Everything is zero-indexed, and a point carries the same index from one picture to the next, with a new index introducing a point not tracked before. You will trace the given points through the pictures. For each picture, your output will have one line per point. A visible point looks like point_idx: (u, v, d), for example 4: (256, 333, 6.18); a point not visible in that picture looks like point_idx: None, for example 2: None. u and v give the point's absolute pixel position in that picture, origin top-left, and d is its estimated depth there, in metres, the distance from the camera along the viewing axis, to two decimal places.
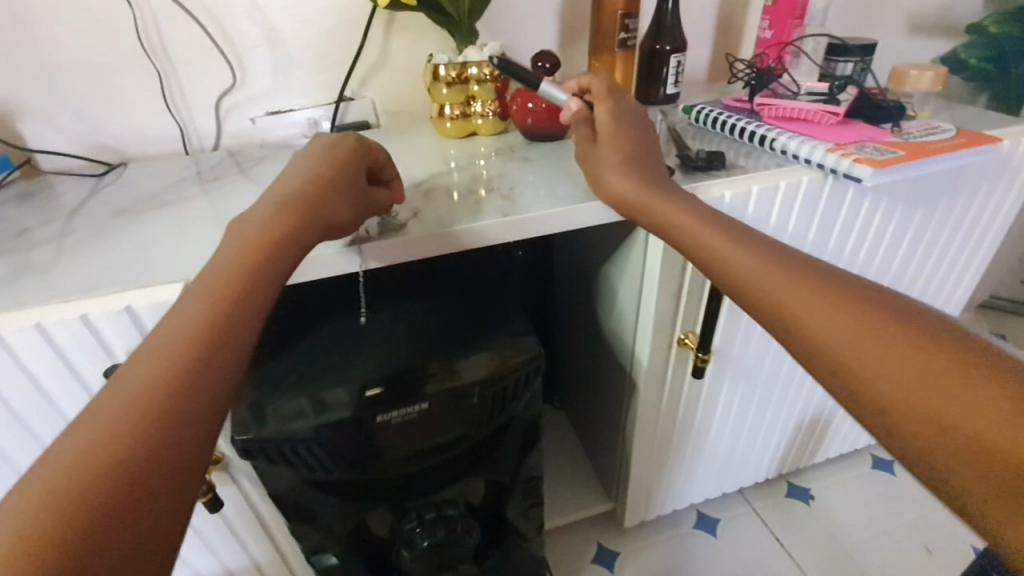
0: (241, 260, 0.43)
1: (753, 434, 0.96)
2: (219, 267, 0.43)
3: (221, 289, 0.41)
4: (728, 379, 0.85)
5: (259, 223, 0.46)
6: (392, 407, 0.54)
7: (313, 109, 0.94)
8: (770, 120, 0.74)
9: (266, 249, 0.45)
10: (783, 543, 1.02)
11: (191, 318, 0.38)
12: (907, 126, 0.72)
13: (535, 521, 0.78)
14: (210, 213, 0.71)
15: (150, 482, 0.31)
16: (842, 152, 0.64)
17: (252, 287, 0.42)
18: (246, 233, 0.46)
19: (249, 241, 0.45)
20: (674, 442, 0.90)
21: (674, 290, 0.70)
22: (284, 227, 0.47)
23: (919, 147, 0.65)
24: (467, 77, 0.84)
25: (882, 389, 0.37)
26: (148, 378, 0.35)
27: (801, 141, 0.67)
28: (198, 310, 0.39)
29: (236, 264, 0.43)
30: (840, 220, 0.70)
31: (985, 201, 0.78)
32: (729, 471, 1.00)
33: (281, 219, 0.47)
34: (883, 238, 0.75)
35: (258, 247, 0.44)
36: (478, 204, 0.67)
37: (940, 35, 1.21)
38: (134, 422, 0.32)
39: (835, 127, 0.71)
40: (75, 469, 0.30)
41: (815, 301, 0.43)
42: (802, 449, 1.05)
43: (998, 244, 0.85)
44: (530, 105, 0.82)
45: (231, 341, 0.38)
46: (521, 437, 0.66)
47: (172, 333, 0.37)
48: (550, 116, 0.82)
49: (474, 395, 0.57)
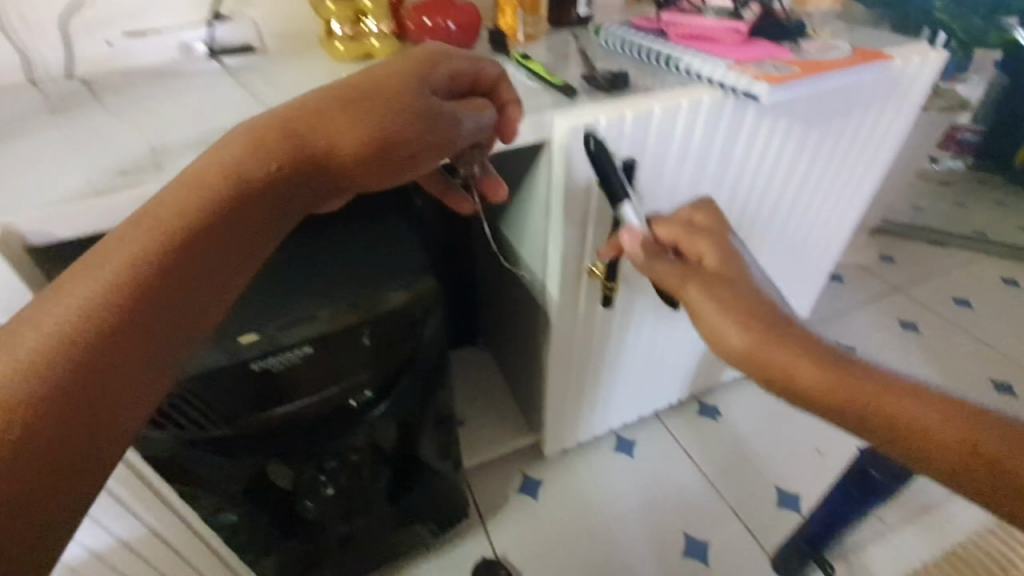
0: (196, 201, 0.31)
1: (666, 358, 1.00)
2: (159, 199, 0.31)
3: (162, 232, 0.30)
4: (639, 308, 0.86)
5: (244, 139, 0.34)
6: (269, 353, 0.49)
7: (183, 30, 0.78)
8: (675, 39, 0.71)
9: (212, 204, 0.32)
10: (693, 456, 1.09)
11: (90, 285, 0.28)
12: (806, 44, 0.71)
13: (451, 456, 0.79)
14: (46, 144, 0.59)
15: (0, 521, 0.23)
16: (742, 70, 0.63)
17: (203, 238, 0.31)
18: (213, 161, 0.33)
19: (227, 169, 0.33)
20: (590, 372, 0.92)
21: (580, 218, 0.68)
22: (278, 169, 0.34)
23: (815, 64, 0.65)
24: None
25: (861, 410, 0.40)
26: (5, 369, 0.25)
27: (703, 59, 0.65)
28: (105, 274, 0.28)
29: (193, 204, 0.31)
30: (734, 145, 0.71)
31: (874, 123, 0.81)
32: (645, 394, 1.05)
33: (249, 156, 0.33)
34: (776, 163, 0.76)
35: (220, 188, 0.32)
36: None
37: None
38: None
39: (738, 45, 0.69)
40: None
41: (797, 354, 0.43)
42: (711, 370, 1.11)
43: (885, 167, 0.89)
44: (427, 21, 0.74)
45: (172, 305, 0.29)
46: (425, 373, 0.64)
47: (85, 289, 0.27)
48: (451, 35, 0.75)
49: (364, 334, 0.54)
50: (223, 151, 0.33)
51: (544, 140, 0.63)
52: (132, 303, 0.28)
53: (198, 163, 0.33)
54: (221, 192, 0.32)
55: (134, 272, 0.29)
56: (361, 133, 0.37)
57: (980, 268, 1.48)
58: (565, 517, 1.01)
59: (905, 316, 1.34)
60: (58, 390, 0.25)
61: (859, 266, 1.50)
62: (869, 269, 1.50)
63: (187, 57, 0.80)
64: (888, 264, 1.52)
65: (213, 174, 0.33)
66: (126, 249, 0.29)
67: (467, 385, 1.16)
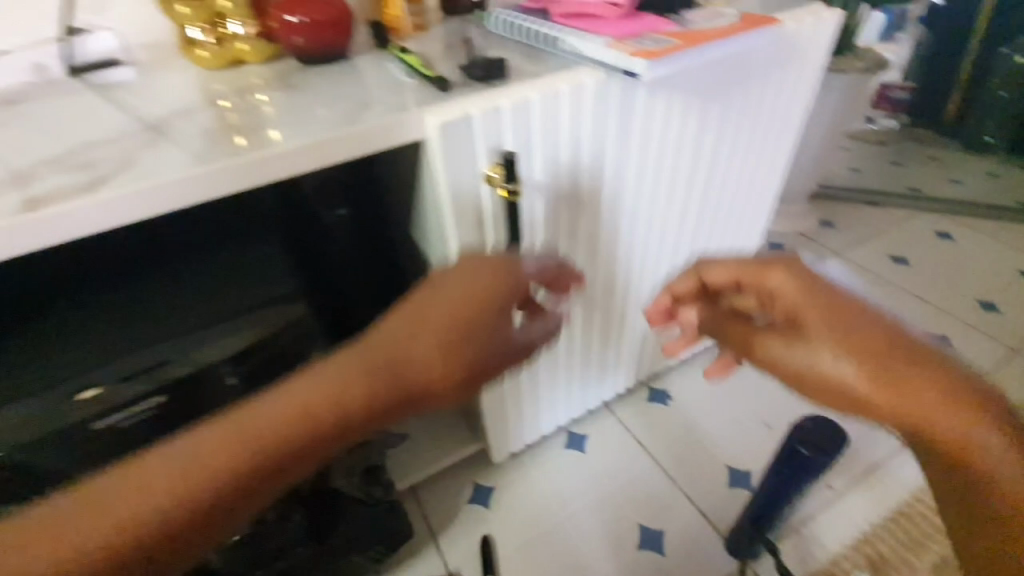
0: (302, 398, 0.29)
1: (604, 351, 0.98)
2: (271, 411, 0.29)
3: (245, 461, 0.27)
4: (563, 303, 0.82)
5: (381, 362, 0.33)
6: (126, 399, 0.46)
7: (35, 51, 0.76)
8: (558, 20, 0.66)
9: (306, 425, 0.29)
10: (646, 446, 1.06)
11: (269, 400, 0.29)
12: (693, 14, 0.67)
13: (375, 477, 0.75)
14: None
15: None
16: (621, 46, 0.58)
17: (297, 461, 0.29)
18: (367, 356, 0.32)
19: (337, 391, 0.30)
20: (522, 373, 0.88)
21: (474, 217, 0.63)
22: (317, 449, 0.29)
23: (696, 34, 0.61)
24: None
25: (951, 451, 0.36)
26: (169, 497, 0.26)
27: (582, 39, 0.61)
28: (255, 438, 0.28)
29: (288, 427, 0.28)
30: (631, 103, 0.65)
31: (783, 67, 0.76)
32: (590, 387, 1.03)
33: (407, 366, 0.33)
34: (676, 120, 0.71)
35: (345, 391, 0.30)
36: (218, 141, 0.54)
37: None
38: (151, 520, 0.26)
39: (621, 20, 0.65)
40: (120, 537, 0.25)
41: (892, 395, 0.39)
42: (657, 355, 1.09)
43: (801, 112, 0.85)
44: (287, 18, 0.66)
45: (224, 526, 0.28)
46: None
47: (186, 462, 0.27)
48: (311, 31, 0.67)
49: (227, 375, 0.49)
50: (349, 367, 0.31)
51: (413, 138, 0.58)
52: (238, 489, 0.27)
53: (349, 366, 0.32)
54: (338, 395, 0.30)
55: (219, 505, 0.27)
56: (466, 307, 0.37)
57: (916, 224, 1.50)
58: (517, 525, 0.97)
59: (845, 280, 1.34)
60: (196, 514, 0.27)
61: (800, 234, 1.50)
62: (809, 237, 1.49)
63: (42, 78, 0.77)
64: (828, 229, 1.50)
65: (329, 382, 0.30)
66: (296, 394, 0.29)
67: None
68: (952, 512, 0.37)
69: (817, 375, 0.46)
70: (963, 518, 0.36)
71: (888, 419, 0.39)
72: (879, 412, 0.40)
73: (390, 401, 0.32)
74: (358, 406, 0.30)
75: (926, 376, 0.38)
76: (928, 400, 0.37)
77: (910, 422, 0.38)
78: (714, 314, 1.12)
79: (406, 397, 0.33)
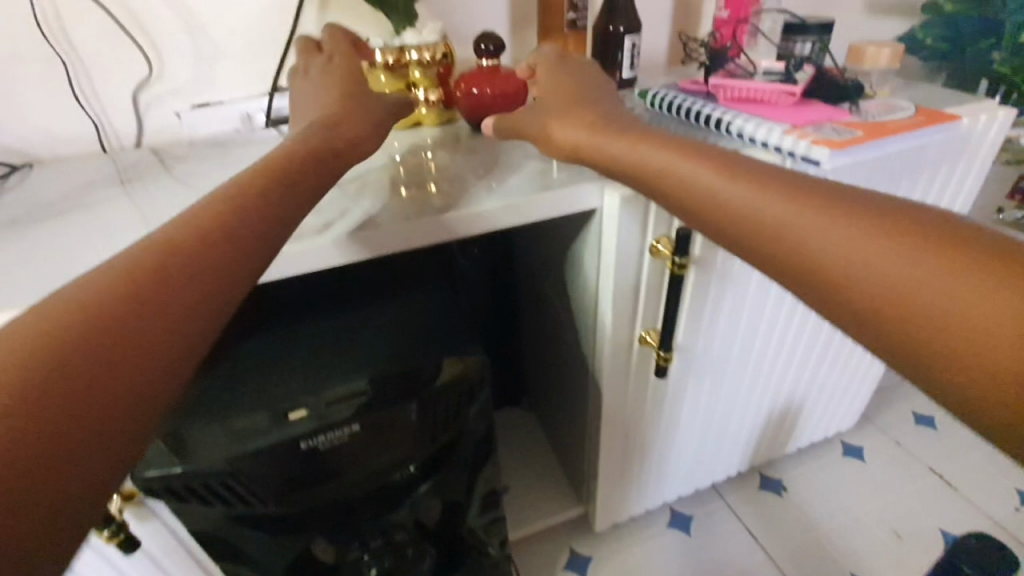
0: (200, 219, 0.37)
1: (722, 430, 0.94)
2: (178, 224, 0.36)
3: (162, 255, 0.34)
4: (694, 376, 0.81)
5: (252, 188, 0.41)
6: (322, 427, 0.48)
7: (246, 102, 0.89)
8: (726, 103, 0.69)
9: (218, 231, 0.37)
10: (757, 536, 0.99)
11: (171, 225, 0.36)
12: (866, 106, 0.68)
13: (498, 533, 0.73)
14: (139, 215, 0.65)
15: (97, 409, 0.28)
16: (800, 133, 0.60)
17: (178, 318, 0.32)
18: (231, 194, 0.40)
19: (215, 212, 0.38)
20: (642, 443, 0.86)
21: (632, 284, 0.65)
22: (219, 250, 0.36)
23: (877, 126, 0.62)
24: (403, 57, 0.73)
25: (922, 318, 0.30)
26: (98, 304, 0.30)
27: (758, 123, 0.63)
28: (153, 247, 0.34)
29: (149, 284, 0.32)
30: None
31: (949, 162, 0.76)
32: (701, 467, 0.99)
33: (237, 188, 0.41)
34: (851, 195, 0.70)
35: (225, 217, 0.38)
36: (418, 197, 0.59)
37: (895, 15, 1.29)
38: (120, 320, 0.30)
39: (793, 107, 0.67)
40: (60, 330, 0.29)
41: (875, 247, 0.33)
42: (773, 441, 1.03)
43: (960, 211, 0.83)
44: (474, 91, 0.73)
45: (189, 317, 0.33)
46: (474, 448, 0.61)
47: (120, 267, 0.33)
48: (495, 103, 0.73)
49: (411, 413, 0.51)
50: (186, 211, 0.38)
51: (587, 208, 0.60)
52: (170, 271, 0.34)
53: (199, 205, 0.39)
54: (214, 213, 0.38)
55: (112, 367, 0.29)
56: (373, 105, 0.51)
57: None
58: None
59: None
60: (132, 291, 0.32)
61: None
62: None
63: (249, 126, 0.90)
64: None
65: (206, 208, 0.38)
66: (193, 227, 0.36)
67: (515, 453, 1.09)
68: (1014, 408, 0.28)
69: (777, 251, 0.37)
70: (1011, 383, 0.27)
71: (859, 302, 0.33)
72: (855, 296, 0.33)
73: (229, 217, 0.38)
74: (226, 271, 0.35)
75: (935, 255, 0.31)
76: (922, 274, 0.31)
77: (901, 302, 0.31)
78: (839, 406, 1.05)
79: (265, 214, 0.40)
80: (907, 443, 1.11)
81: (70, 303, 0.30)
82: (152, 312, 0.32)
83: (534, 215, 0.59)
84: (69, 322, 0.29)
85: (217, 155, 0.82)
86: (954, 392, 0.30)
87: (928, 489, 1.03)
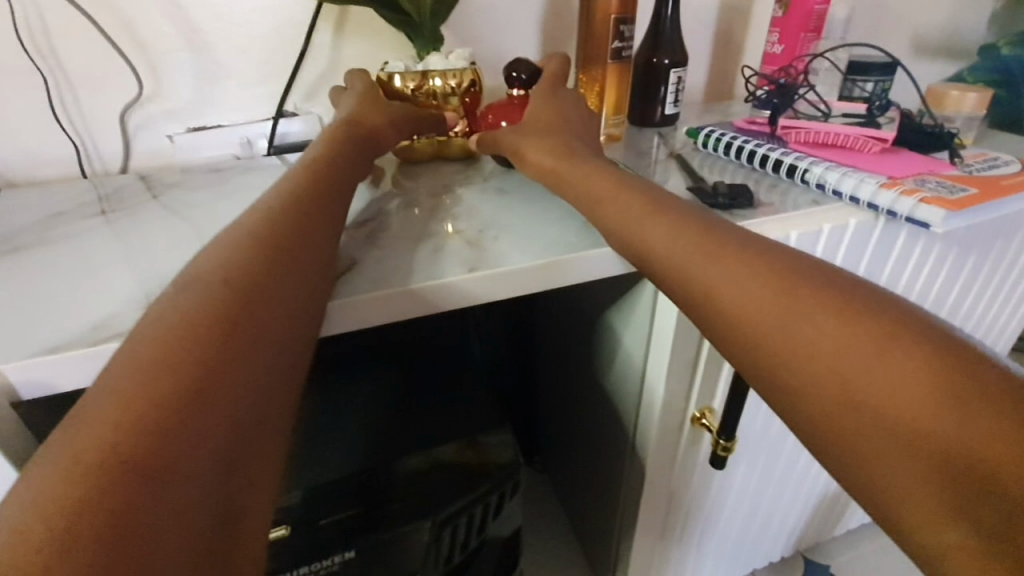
0: (243, 244, 0.35)
1: (770, 515, 0.82)
2: (224, 250, 0.35)
3: (220, 279, 0.32)
4: (744, 456, 0.70)
5: (292, 210, 0.40)
6: (311, 555, 0.39)
7: (247, 126, 0.80)
8: (798, 147, 0.60)
9: (265, 254, 0.35)
10: None
11: (221, 253, 0.34)
12: (962, 156, 0.59)
13: None
14: (108, 253, 0.55)
15: (199, 440, 0.26)
16: (901, 188, 0.51)
17: (252, 366, 0.30)
18: (276, 218, 0.38)
19: (263, 237, 0.36)
20: (681, 533, 0.73)
21: (689, 360, 0.54)
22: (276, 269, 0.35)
23: (988, 183, 0.52)
24: (425, 83, 0.63)
25: (887, 414, 0.28)
26: (172, 333, 0.29)
27: (844, 173, 0.54)
28: (213, 271, 0.33)
29: (205, 349, 0.28)
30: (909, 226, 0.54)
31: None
32: (742, 556, 0.85)
33: (277, 208, 0.40)
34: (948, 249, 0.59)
35: (270, 240, 0.36)
36: (438, 247, 0.49)
37: (942, 58, 1.23)
38: (194, 343, 0.28)
39: (879, 155, 0.58)
40: (148, 359, 0.27)
41: (844, 333, 0.31)
42: (822, 525, 0.91)
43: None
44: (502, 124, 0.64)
45: (263, 338, 0.31)
46: (496, 555, 0.50)
47: (187, 295, 0.31)
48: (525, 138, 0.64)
49: (423, 529, 0.41)
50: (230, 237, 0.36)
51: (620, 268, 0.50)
52: (234, 291, 0.32)
53: (243, 228, 0.37)
54: (265, 237, 0.36)
55: (187, 442, 0.25)
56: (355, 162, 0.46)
57: None
58: None
59: None
60: (209, 317, 0.30)
61: None
62: None
63: (249, 152, 0.81)
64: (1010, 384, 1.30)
65: (252, 231, 0.37)
66: (244, 252, 0.34)
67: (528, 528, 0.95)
68: (928, 507, 0.27)
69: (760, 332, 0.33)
70: (934, 478, 0.26)
71: (795, 377, 0.32)
72: (791, 372, 0.32)
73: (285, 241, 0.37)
74: (281, 316, 0.33)
75: (875, 345, 0.30)
76: (861, 360, 0.30)
77: (841, 383, 0.30)
78: None
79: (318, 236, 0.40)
80: None
81: (158, 336, 0.29)
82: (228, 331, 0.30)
83: (579, 276, 0.49)
84: (145, 359, 0.27)
85: (210, 183, 0.72)
86: (876, 488, 0.29)
87: None
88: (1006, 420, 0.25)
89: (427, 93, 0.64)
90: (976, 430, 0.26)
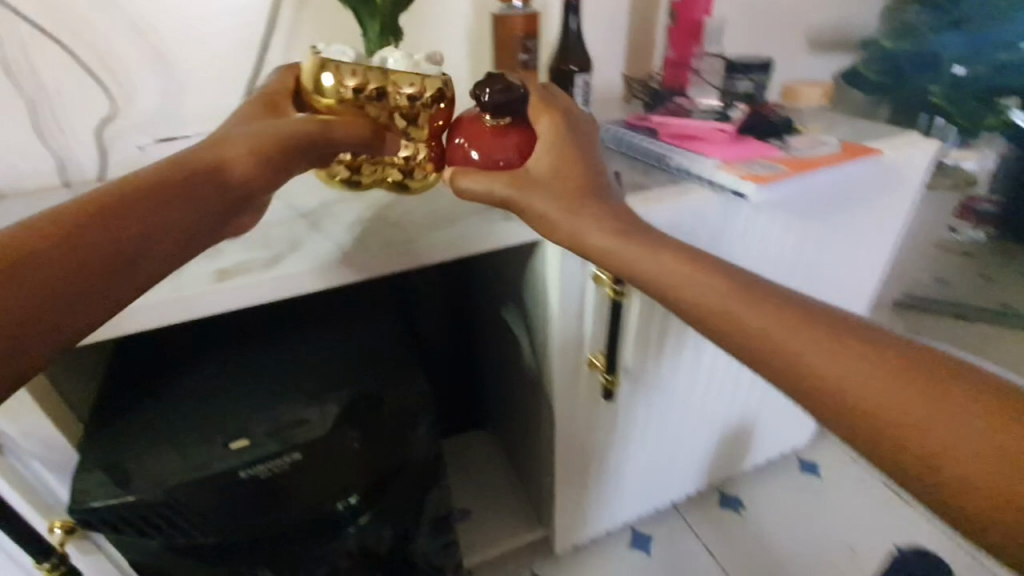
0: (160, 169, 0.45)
1: (677, 451, 0.97)
2: (135, 174, 0.44)
3: (120, 185, 0.42)
4: (643, 399, 0.84)
5: (207, 148, 0.47)
6: (268, 456, 0.51)
7: (208, 135, 0.91)
8: (667, 138, 0.74)
9: (165, 175, 0.44)
10: (716, 556, 1.01)
11: (138, 172, 0.44)
12: (793, 141, 0.73)
13: (447, 557, 0.76)
14: None
15: (28, 300, 0.36)
16: (732, 170, 0.65)
17: (94, 244, 0.39)
18: (200, 150, 0.47)
19: (168, 167, 0.45)
20: (597, 467, 0.88)
21: (577, 314, 0.68)
22: (164, 186, 0.43)
23: (803, 163, 0.67)
24: (376, 82, 0.53)
25: (863, 406, 0.36)
26: (62, 219, 0.39)
27: (694, 159, 0.68)
28: (121, 182, 0.43)
29: (46, 239, 0.38)
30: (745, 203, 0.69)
31: (885, 189, 0.79)
32: (658, 488, 1.00)
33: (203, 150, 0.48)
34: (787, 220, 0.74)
35: (173, 169, 0.45)
36: (366, 233, 0.63)
37: (837, 52, 1.38)
38: (64, 225, 0.39)
39: (728, 143, 0.72)
40: (36, 232, 0.38)
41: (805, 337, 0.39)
42: (729, 460, 1.06)
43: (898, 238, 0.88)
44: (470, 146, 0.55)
45: (117, 223, 0.40)
46: (420, 473, 0.64)
47: (99, 192, 0.42)
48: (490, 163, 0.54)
49: (354, 441, 0.55)
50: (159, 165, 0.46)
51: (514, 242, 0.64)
52: (123, 199, 0.42)
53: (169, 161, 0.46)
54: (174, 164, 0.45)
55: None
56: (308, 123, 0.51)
57: None
58: None
59: None
60: (88, 209, 0.40)
61: None
62: None
63: None
64: (910, 342, 1.47)
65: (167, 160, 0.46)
66: (152, 174, 0.44)
67: (484, 479, 1.11)
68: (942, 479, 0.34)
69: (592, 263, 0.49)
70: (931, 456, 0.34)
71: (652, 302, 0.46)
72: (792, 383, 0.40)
73: (187, 173, 0.45)
74: (152, 226, 0.42)
75: (751, 310, 0.41)
76: (828, 364, 0.38)
77: (786, 364, 0.40)
78: (793, 424, 1.09)
79: (215, 171, 0.46)
80: (859, 459, 1.15)
81: (56, 213, 0.39)
82: (98, 225, 0.40)
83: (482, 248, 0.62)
84: (31, 223, 0.38)
85: None
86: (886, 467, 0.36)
87: (875, 503, 1.07)
88: (940, 386, 0.35)
89: (372, 94, 0.53)
90: (924, 397, 0.35)
